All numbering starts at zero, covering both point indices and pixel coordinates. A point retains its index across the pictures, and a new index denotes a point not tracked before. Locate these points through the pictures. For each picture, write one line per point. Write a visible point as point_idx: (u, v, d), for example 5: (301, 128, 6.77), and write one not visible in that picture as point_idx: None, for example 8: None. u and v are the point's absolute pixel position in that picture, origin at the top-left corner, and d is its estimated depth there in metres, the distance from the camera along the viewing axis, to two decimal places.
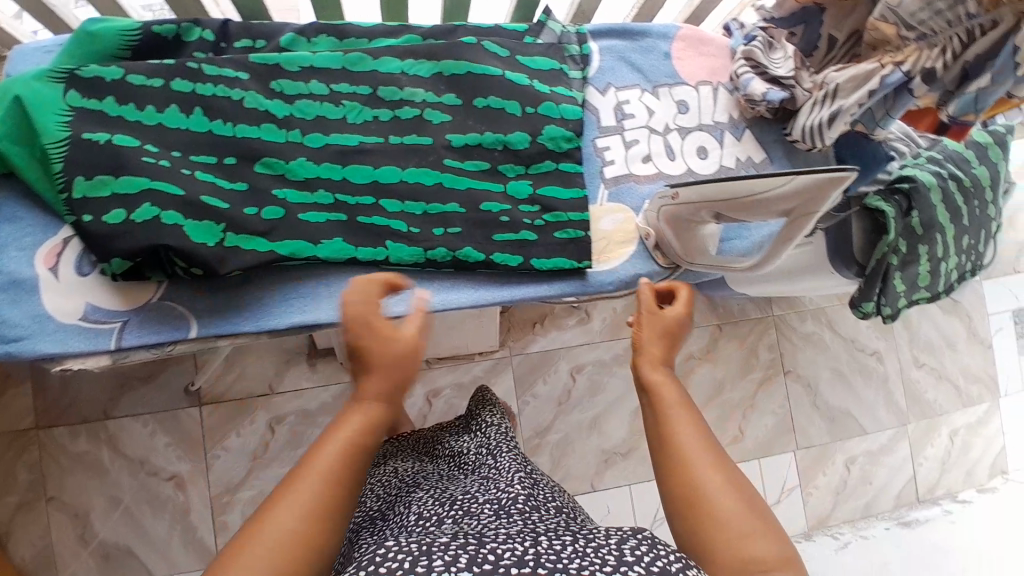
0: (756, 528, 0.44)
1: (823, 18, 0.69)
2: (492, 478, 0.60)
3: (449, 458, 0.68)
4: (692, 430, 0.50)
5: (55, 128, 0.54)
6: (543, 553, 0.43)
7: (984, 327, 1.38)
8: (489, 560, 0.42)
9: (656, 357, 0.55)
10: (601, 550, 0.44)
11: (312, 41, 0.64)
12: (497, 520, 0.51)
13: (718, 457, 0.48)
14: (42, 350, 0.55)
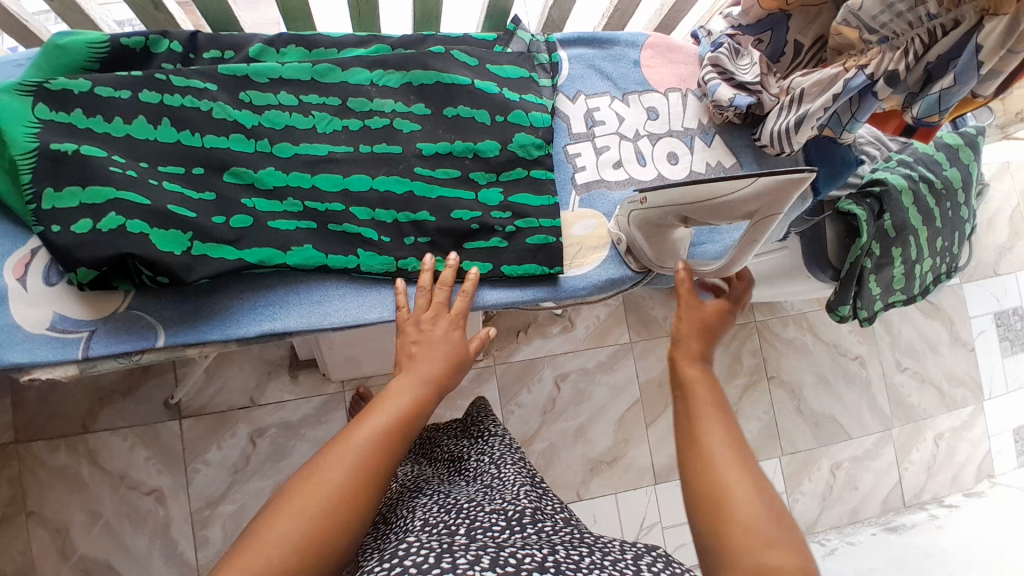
0: (780, 535, 0.43)
1: (789, 24, 0.70)
2: (497, 488, 0.62)
3: (449, 463, 0.71)
4: (721, 427, 0.49)
5: (24, 140, 0.53)
6: (562, 562, 0.48)
7: (966, 330, 1.38)
8: (511, 564, 0.46)
9: (694, 352, 0.55)
10: (619, 564, 0.49)
11: (282, 52, 0.65)
12: (510, 527, 0.54)
13: (746, 457, 0.47)
14: (9, 360, 0.54)
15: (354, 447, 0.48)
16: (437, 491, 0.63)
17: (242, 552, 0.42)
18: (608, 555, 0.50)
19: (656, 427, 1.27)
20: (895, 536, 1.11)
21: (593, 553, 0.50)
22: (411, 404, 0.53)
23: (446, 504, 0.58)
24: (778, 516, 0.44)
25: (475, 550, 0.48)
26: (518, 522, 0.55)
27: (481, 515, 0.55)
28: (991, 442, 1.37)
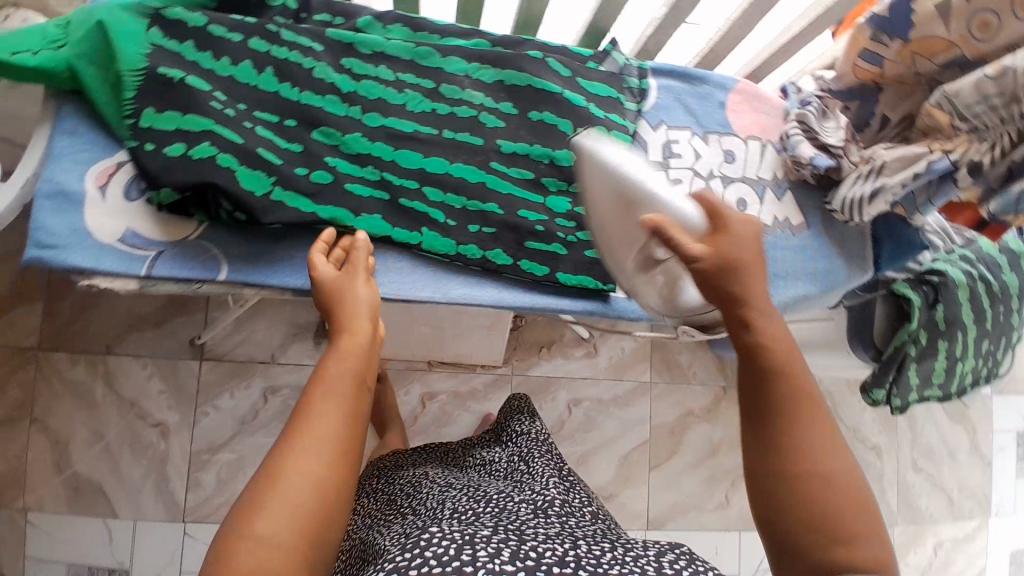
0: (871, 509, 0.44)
1: (880, 97, 0.73)
2: (526, 480, 0.73)
3: (478, 464, 0.82)
4: (797, 430, 0.44)
5: (135, 57, 0.56)
6: (581, 557, 0.54)
7: (987, 442, 1.35)
8: (531, 557, 0.52)
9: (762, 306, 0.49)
10: (640, 560, 0.55)
11: (388, 28, 0.67)
12: (537, 517, 0.63)
13: (833, 456, 0.44)
14: (73, 261, 0.56)
15: (325, 423, 0.46)
16: (467, 484, 0.72)
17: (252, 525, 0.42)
18: (630, 551, 0.56)
19: (659, 472, 1.26)
20: None
21: (614, 549, 0.57)
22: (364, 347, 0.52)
23: (477, 494, 0.67)
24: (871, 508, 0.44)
25: (496, 542, 0.53)
26: (545, 511, 0.64)
27: (510, 503, 0.65)
28: (989, 561, 1.33)
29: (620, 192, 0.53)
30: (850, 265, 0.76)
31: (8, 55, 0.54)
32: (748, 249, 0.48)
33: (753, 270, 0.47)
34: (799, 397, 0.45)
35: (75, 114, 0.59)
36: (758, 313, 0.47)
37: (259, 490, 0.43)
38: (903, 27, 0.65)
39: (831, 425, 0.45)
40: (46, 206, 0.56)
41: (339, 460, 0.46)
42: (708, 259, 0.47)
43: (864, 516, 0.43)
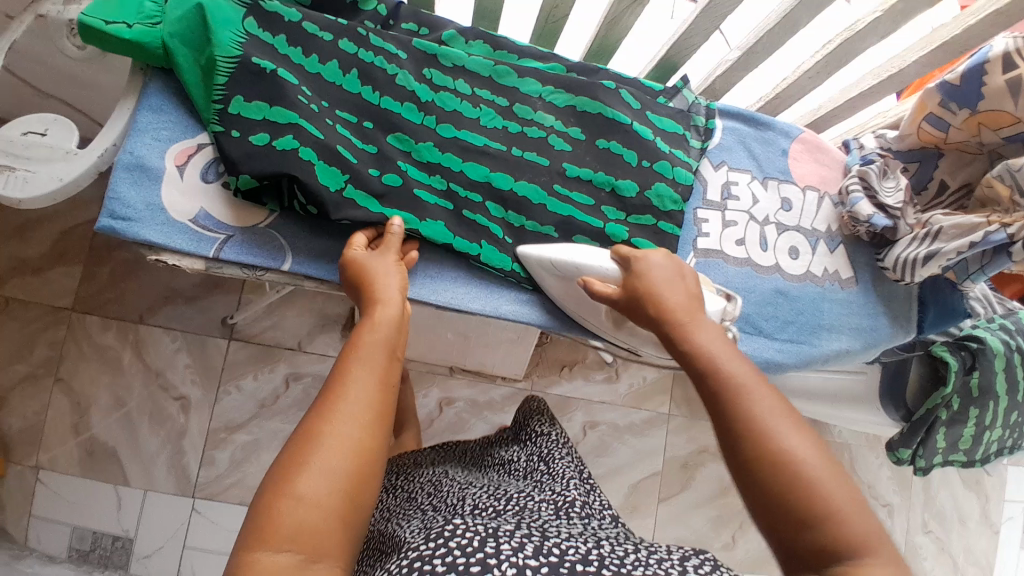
0: (845, 502, 0.44)
1: (940, 162, 0.73)
2: (547, 481, 0.71)
3: (496, 464, 0.80)
4: (751, 420, 0.47)
5: (230, 45, 0.57)
6: (604, 556, 0.51)
7: (998, 512, 1.34)
8: (554, 554, 0.49)
9: (706, 325, 0.54)
10: (667, 563, 0.51)
11: (469, 43, 0.68)
12: (559, 520, 0.61)
13: (787, 436, 0.46)
14: (145, 236, 0.57)
15: (359, 387, 0.47)
16: (488, 484, 0.71)
17: (292, 485, 0.42)
18: (653, 554, 0.52)
19: (667, 505, 1.26)
20: None
21: (639, 551, 0.53)
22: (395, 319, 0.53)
23: (499, 493, 0.67)
24: (843, 484, 0.45)
25: (519, 537, 0.51)
26: (568, 514, 0.63)
27: (531, 504, 0.63)
28: None
29: (553, 272, 0.63)
30: (895, 325, 0.76)
31: (104, 24, 0.56)
32: (658, 278, 0.58)
33: (663, 293, 0.56)
34: (738, 389, 0.49)
35: (161, 92, 0.60)
36: (685, 326, 0.54)
37: (295, 451, 0.43)
38: (973, 99, 0.65)
39: (787, 408, 0.48)
40: (125, 178, 0.58)
41: (374, 424, 0.46)
42: (622, 296, 0.59)
43: (836, 489, 0.44)
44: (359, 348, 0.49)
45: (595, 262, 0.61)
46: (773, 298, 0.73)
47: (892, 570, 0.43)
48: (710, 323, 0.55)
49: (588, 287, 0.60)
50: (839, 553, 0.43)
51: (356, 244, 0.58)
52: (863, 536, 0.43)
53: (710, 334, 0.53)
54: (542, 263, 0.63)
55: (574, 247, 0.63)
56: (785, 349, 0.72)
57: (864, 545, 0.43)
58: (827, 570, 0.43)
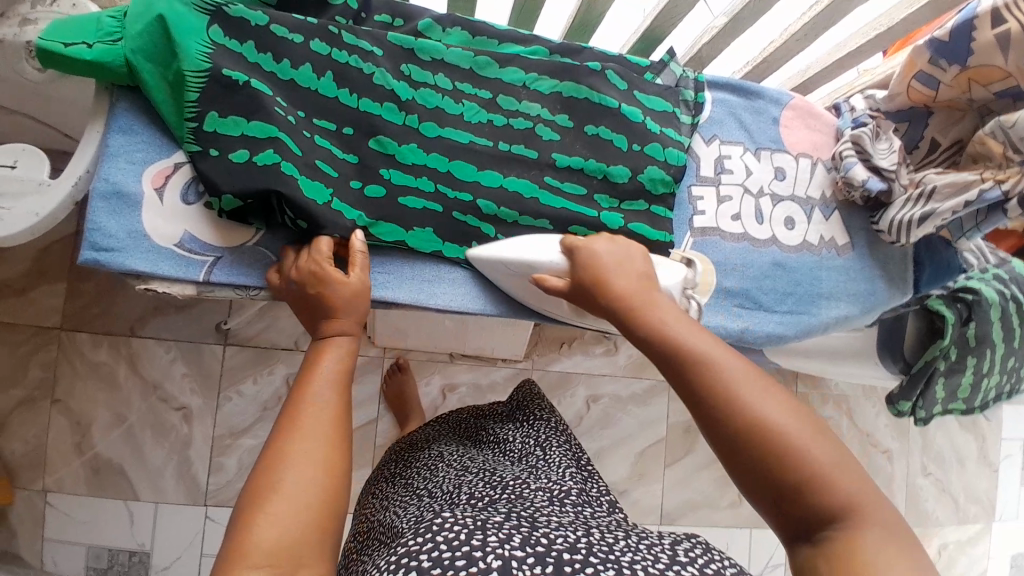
0: (828, 461, 0.44)
1: (930, 121, 0.72)
2: (541, 468, 0.71)
3: (493, 444, 0.80)
4: (724, 393, 0.47)
5: (197, 57, 0.54)
6: (593, 544, 0.50)
7: (995, 451, 1.37)
8: (541, 543, 0.48)
9: (661, 305, 0.54)
10: (655, 550, 0.51)
11: (446, 31, 0.65)
12: (551, 506, 0.60)
13: (758, 405, 0.46)
14: (131, 265, 0.56)
15: (317, 411, 0.49)
16: (483, 468, 0.71)
17: (263, 505, 0.43)
18: (644, 540, 0.53)
19: (673, 470, 1.28)
20: None
21: (628, 538, 0.53)
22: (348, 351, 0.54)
23: (493, 479, 0.66)
24: (820, 445, 0.45)
25: (508, 527, 0.50)
26: (562, 501, 0.62)
27: (526, 491, 0.63)
28: (991, 564, 1.35)
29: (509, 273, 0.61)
30: (891, 287, 0.76)
31: (62, 47, 0.53)
32: (608, 263, 0.58)
33: (613, 278, 0.57)
34: (706, 366, 0.48)
35: (128, 112, 0.57)
36: (643, 310, 0.54)
37: (266, 470, 0.45)
38: (962, 54, 0.64)
39: (757, 375, 0.48)
40: (102, 207, 0.55)
41: (338, 441, 0.48)
42: (575, 288, 0.59)
43: (813, 451, 0.44)
44: (318, 374, 0.52)
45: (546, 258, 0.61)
46: (771, 271, 0.72)
47: (877, 523, 0.43)
48: (665, 301, 0.55)
49: (543, 285, 0.60)
50: (825, 516, 0.43)
51: (322, 257, 0.55)
52: (847, 495, 0.43)
53: (667, 314, 0.53)
54: (495, 264, 0.61)
55: (523, 242, 0.62)
56: (786, 321, 0.72)
57: (853, 502, 0.43)
58: (820, 533, 0.43)
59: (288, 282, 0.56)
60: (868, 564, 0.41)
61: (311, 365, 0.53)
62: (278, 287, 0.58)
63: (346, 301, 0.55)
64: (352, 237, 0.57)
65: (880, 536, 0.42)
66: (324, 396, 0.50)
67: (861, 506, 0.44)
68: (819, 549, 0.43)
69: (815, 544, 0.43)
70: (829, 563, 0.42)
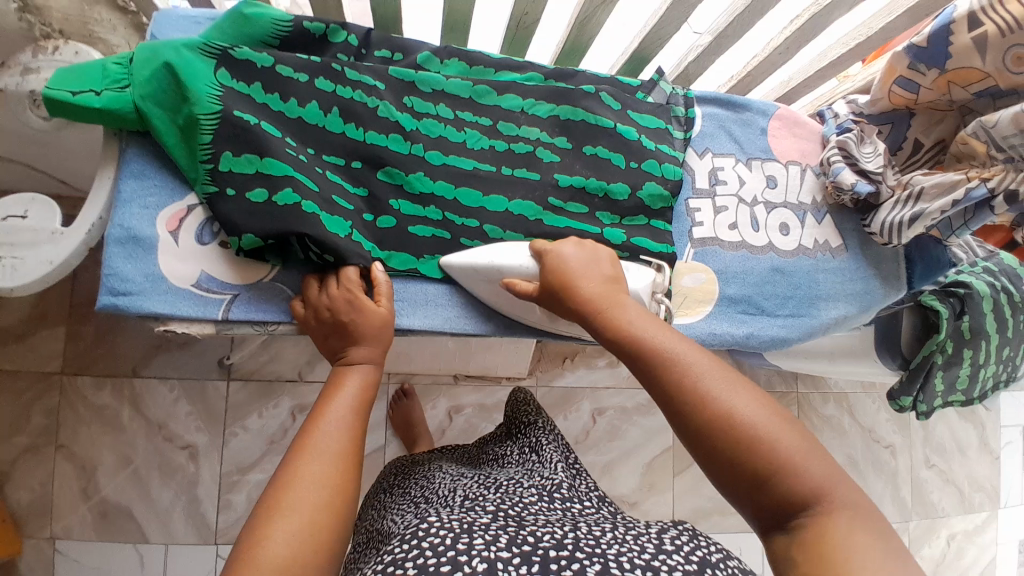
0: (796, 450, 0.45)
1: (911, 122, 0.75)
2: (536, 468, 0.70)
3: (492, 459, 0.79)
4: (693, 390, 0.48)
5: (208, 100, 0.55)
6: (580, 538, 0.50)
7: (995, 438, 1.40)
8: (528, 542, 0.49)
9: (629, 307, 0.55)
10: (641, 538, 0.51)
11: (444, 62, 0.67)
12: (540, 502, 0.60)
13: (726, 398, 0.47)
14: (150, 308, 0.56)
15: (329, 433, 0.50)
16: (477, 474, 0.70)
17: (268, 525, 0.43)
18: (631, 530, 0.53)
19: (682, 478, 1.29)
20: None
21: (615, 529, 0.54)
22: (369, 380, 0.55)
23: (488, 481, 0.66)
24: (786, 433, 0.46)
25: (494, 529, 0.50)
26: (551, 497, 0.62)
27: (520, 487, 0.62)
28: (1000, 552, 1.37)
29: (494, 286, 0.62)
30: (886, 285, 0.78)
31: (71, 96, 0.54)
32: (575, 267, 0.59)
33: (581, 281, 0.57)
34: (675, 365, 0.49)
35: (139, 157, 0.58)
36: (608, 311, 0.55)
37: (275, 491, 0.45)
38: (940, 59, 0.67)
39: (724, 371, 0.49)
40: (118, 252, 0.57)
41: (348, 464, 0.49)
42: (542, 295, 0.59)
43: (782, 442, 0.45)
44: (339, 400, 0.52)
45: (514, 263, 0.61)
46: (770, 276, 0.74)
47: (848, 507, 0.44)
48: (632, 302, 0.56)
49: (513, 289, 0.60)
50: (797, 503, 0.44)
51: (354, 287, 0.57)
52: (818, 481, 0.44)
53: (631, 313, 0.54)
54: (466, 270, 0.62)
55: (492, 250, 0.62)
56: (788, 324, 0.74)
57: (824, 489, 0.44)
58: (794, 520, 0.44)
59: (319, 314, 0.57)
60: (841, 548, 0.41)
61: (336, 387, 0.54)
62: (303, 316, 0.58)
63: (376, 329, 0.57)
64: (373, 266, 0.58)
65: (852, 520, 0.43)
66: (340, 418, 0.51)
67: (832, 492, 0.44)
68: (793, 536, 0.44)
69: (790, 531, 0.44)
70: (803, 551, 0.43)
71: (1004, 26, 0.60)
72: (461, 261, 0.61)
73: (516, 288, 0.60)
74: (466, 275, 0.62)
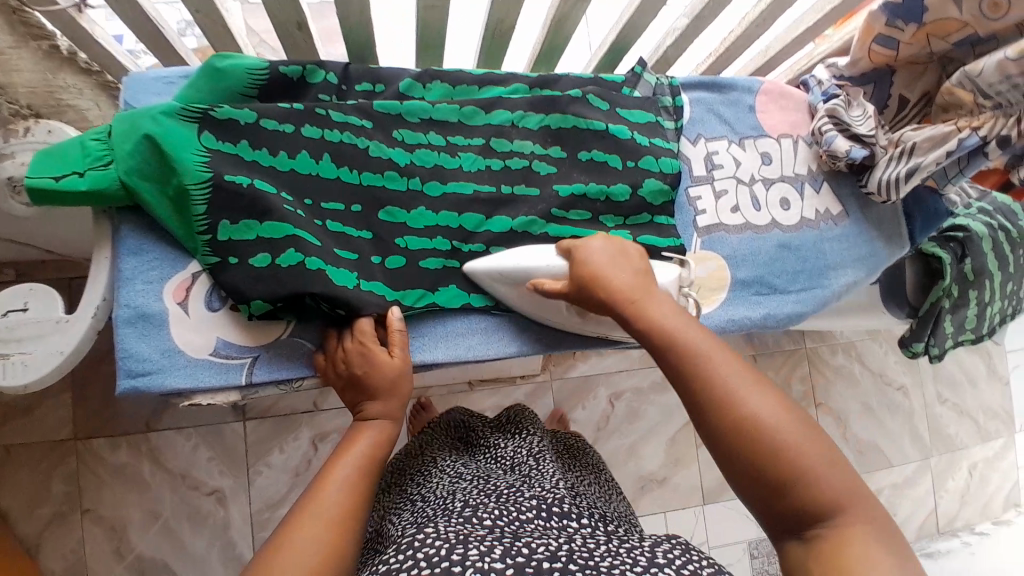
0: (815, 461, 0.46)
1: (893, 79, 0.75)
2: (535, 476, 0.67)
3: (486, 451, 0.75)
4: (717, 388, 0.48)
5: (196, 168, 0.54)
6: (573, 551, 0.52)
7: (1002, 364, 1.42)
8: (522, 554, 0.50)
9: (652, 303, 0.55)
10: (635, 552, 0.52)
11: (427, 87, 0.67)
12: (538, 518, 0.58)
13: (749, 400, 0.48)
14: (172, 384, 0.55)
15: (333, 489, 0.50)
16: (478, 475, 0.67)
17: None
18: (624, 544, 0.54)
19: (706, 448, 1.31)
20: (931, 563, 1.16)
21: (610, 543, 0.55)
22: (373, 447, 0.54)
23: (488, 488, 0.63)
24: (809, 442, 0.46)
25: (490, 540, 0.52)
26: (549, 509, 0.60)
27: (519, 499, 0.60)
28: (1019, 473, 1.41)
29: (522, 293, 0.62)
30: (890, 244, 0.78)
31: (55, 182, 0.52)
32: (602, 260, 0.58)
33: (610, 273, 0.57)
34: (701, 363, 0.50)
35: (135, 232, 0.57)
36: (640, 303, 0.54)
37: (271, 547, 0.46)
38: (918, 12, 0.66)
39: (748, 374, 0.49)
40: (130, 332, 0.55)
41: (345, 523, 0.49)
42: (572, 288, 0.58)
43: (801, 450, 0.46)
44: (350, 453, 0.53)
45: (541, 263, 0.60)
46: (778, 254, 0.74)
47: (863, 518, 0.45)
48: (663, 297, 0.56)
49: (540, 289, 0.59)
50: (813, 510, 0.45)
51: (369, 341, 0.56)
52: (833, 492, 0.45)
53: (662, 310, 0.54)
54: (491, 274, 0.61)
55: (524, 250, 0.62)
56: (802, 299, 0.74)
57: (840, 500, 0.45)
58: (807, 526, 0.46)
59: (336, 368, 0.57)
60: (851, 560, 0.43)
61: (348, 448, 0.54)
62: (324, 370, 0.58)
63: (389, 381, 0.56)
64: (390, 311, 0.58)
65: (865, 534, 0.44)
66: (347, 478, 0.51)
67: (848, 504, 0.45)
68: (808, 545, 0.45)
69: (802, 536, 0.46)
70: (818, 559, 0.44)
71: None
72: (490, 266, 0.61)
73: (543, 287, 0.59)
74: (498, 280, 0.62)
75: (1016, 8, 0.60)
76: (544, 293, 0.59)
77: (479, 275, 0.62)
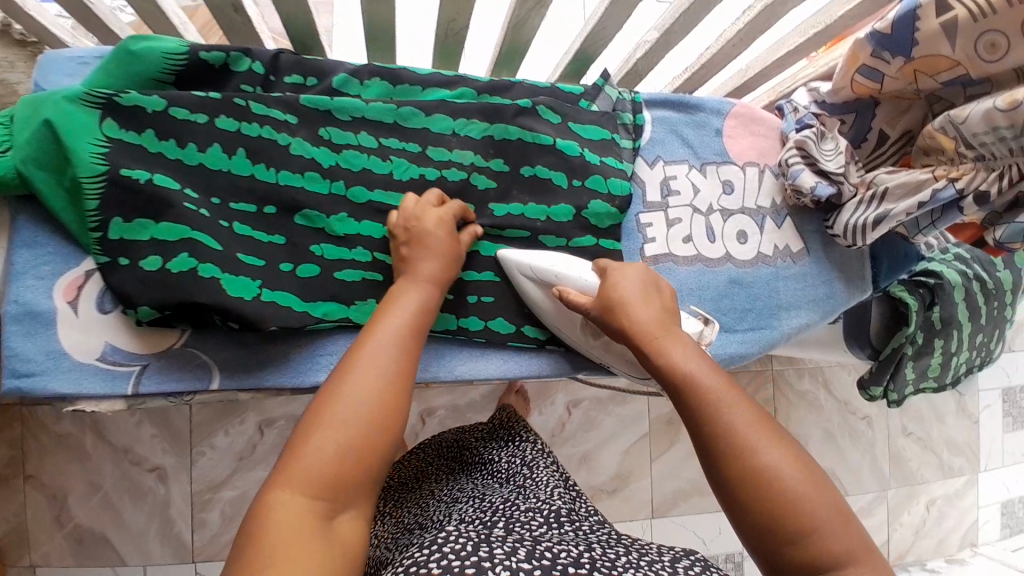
0: (828, 512, 0.41)
1: (877, 112, 0.69)
2: (530, 487, 0.62)
3: (482, 468, 0.70)
4: (724, 432, 0.43)
5: (91, 160, 0.50)
6: (596, 558, 0.46)
7: (974, 402, 1.39)
8: (546, 557, 0.44)
9: (657, 336, 0.50)
10: (654, 564, 0.47)
11: (365, 84, 0.62)
12: (549, 527, 0.53)
13: (762, 445, 0.42)
14: (54, 388, 0.53)
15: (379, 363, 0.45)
16: (473, 494, 0.62)
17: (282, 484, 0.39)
18: (643, 556, 0.48)
19: (661, 462, 1.28)
20: None
21: (629, 554, 0.48)
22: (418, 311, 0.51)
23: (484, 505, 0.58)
24: (822, 493, 0.41)
25: (509, 544, 0.45)
26: (557, 520, 0.55)
27: (518, 512, 0.55)
28: (979, 512, 1.39)
29: (545, 295, 0.61)
30: (850, 287, 0.74)
31: None
32: (629, 292, 0.54)
33: (631, 309, 0.53)
34: (708, 401, 0.45)
35: (30, 223, 0.53)
36: (658, 340, 0.50)
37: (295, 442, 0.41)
38: (906, 45, 0.59)
39: (759, 415, 0.44)
40: (14, 330, 0.52)
41: (386, 396, 0.44)
42: (593, 306, 0.55)
43: (815, 499, 0.41)
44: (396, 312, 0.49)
45: (574, 275, 0.59)
46: (728, 290, 0.71)
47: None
48: (684, 337, 0.50)
49: (563, 297, 0.57)
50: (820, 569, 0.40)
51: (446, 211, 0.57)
52: (844, 547, 0.40)
53: (677, 349, 0.49)
54: (519, 270, 0.61)
55: (555, 258, 0.61)
56: (748, 339, 0.71)
57: (850, 557, 0.40)
58: None
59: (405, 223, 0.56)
60: None
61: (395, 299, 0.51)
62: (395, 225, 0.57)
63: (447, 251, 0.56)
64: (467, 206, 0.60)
65: None
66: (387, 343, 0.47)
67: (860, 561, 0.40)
68: None
69: None
70: None
71: (976, 9, 0.53)
72: (526, 264, 0.61)
73: (566, 295, 0.57)
74: (532, 283, 0.61)
75: (1015, 51, 0.53)
76: (565, 300, 0.57)
77: (515, 274, 0.62)
